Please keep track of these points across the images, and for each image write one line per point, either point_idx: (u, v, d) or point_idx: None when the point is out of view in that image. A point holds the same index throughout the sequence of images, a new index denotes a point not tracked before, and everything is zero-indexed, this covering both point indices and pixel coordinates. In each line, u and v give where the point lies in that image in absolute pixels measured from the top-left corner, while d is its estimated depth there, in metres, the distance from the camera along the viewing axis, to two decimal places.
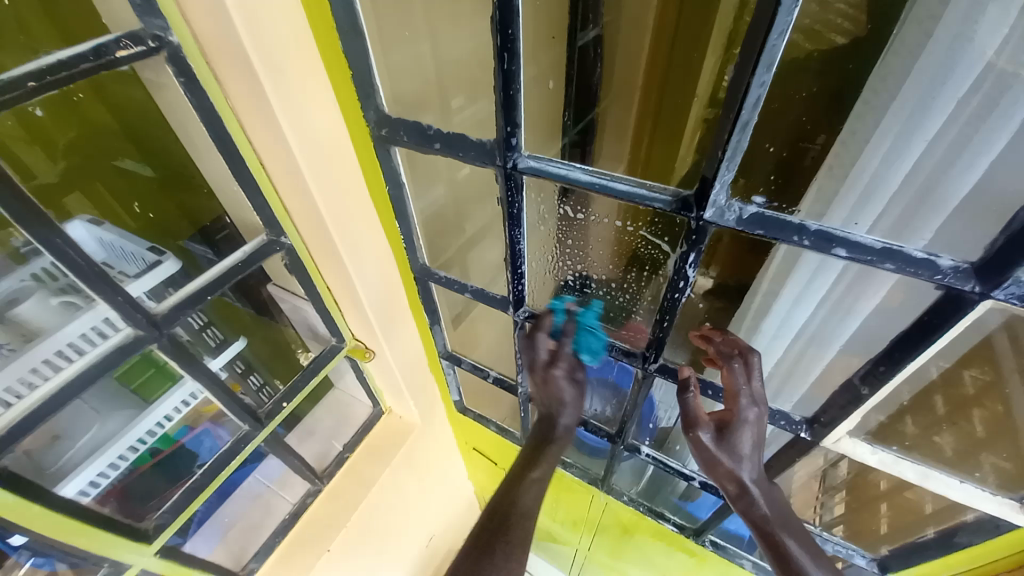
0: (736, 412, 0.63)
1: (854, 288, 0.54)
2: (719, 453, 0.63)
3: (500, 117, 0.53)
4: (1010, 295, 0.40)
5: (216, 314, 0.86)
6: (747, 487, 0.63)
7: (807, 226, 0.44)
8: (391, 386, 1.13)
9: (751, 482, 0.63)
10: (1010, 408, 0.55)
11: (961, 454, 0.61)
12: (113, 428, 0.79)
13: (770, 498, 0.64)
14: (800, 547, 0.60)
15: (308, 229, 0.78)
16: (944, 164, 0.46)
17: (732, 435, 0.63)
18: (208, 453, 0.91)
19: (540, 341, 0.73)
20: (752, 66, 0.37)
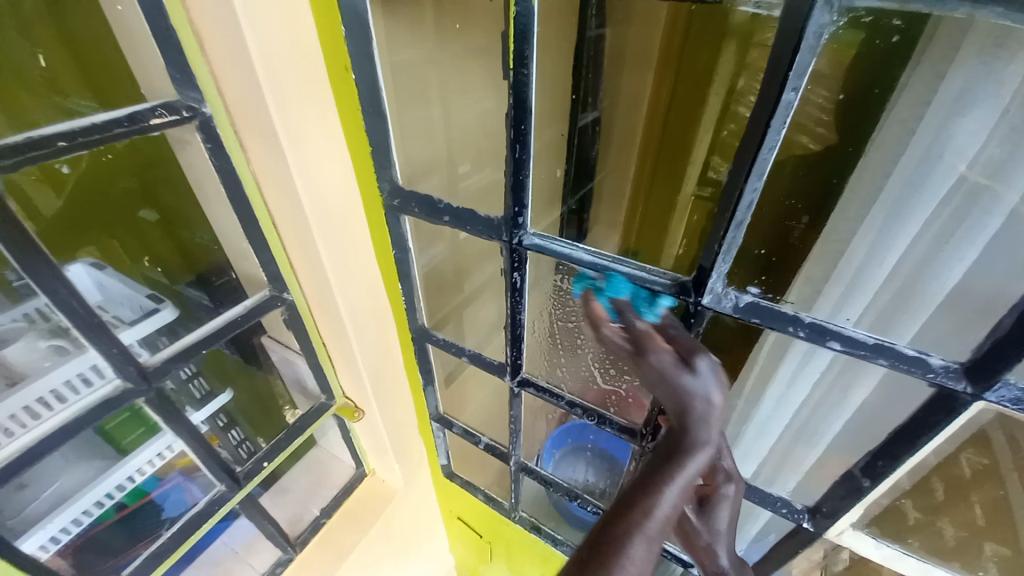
0: (717, 489, 0.57)
1: (847, 376, 0.53)
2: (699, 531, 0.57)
3: (508, 196, 0.55)
4: (1001, 398, 0.40)
5: (206, 365, 0.86)
6: (725, 569, 0.56)
7: (800, 317, 0.45)
8: (377, 446, 1.09)
9: (729, 563, 0.56)
10: (1008, 499, 0.52)
11: (962, 542, 0.57)
12: (82, 479, 0.75)
13: None
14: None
15: (308, 284, 0.79)
16: (926, 262, 0.48)
17: (711, 509, 0.57)
18: (175, 510, 0.85)
19: (613, 331, 0.56)
20: (745, 172, 0.40)
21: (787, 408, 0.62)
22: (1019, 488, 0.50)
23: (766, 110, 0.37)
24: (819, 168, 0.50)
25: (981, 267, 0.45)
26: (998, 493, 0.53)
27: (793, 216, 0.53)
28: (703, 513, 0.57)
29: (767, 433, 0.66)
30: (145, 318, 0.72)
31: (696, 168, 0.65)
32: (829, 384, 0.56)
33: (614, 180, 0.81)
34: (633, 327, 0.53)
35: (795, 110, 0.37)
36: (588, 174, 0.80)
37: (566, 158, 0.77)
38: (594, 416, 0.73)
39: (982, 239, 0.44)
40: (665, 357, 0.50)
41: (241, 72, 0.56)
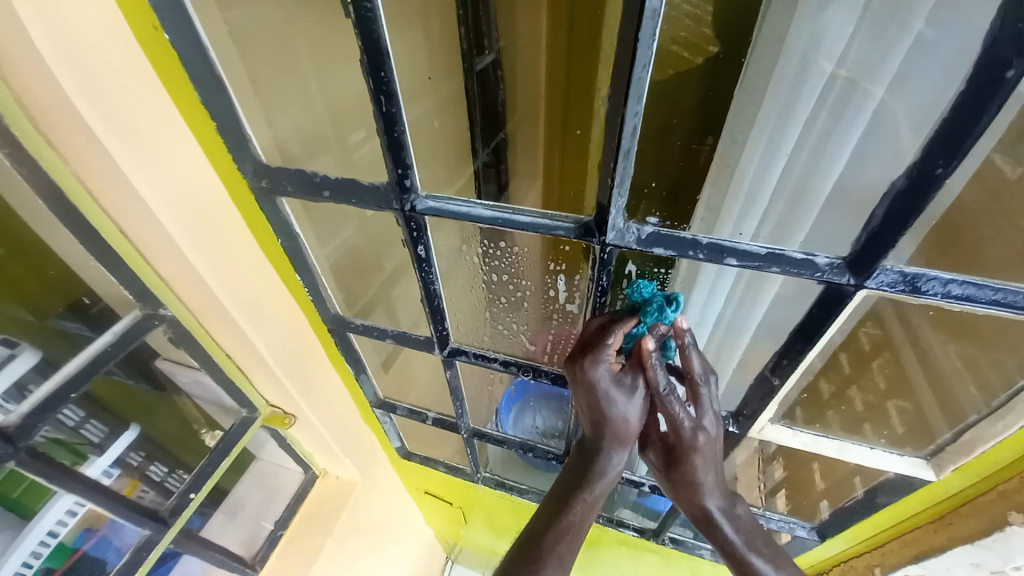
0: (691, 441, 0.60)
1: (753, 285, 0.56)
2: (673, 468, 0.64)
3: (388, 160, 0.49)
4: (882, 283, 0.42)
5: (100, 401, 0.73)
6: (712, 514, 0.62)
7: (699, 240, 0.44)
8: (322, 446, 1.03)
9: (714, 508, 0.62)
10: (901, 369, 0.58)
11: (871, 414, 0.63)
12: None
13: (736, 521, 0.63)
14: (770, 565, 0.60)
15: (189, 294, 0.68)
16: (812, 163, 0.50)
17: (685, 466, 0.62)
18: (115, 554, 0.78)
19: (612, 346, 0.56)
20: (623, 98, 0.38)
21: (703, 325, 0.65)
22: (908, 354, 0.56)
23: (632, 24, 0.34)
24: (704, 87, 0.52)
25: (855, 160, 0.47)
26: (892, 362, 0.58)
27: (698, 141, 0.54)
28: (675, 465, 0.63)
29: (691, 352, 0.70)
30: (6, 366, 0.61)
31: (591, 102, 0.62)
32: (740, 294, 0.59)
33: (526, 129, 0.81)
34: (608, 373, 0.58)
35: (662, 19, 0.34)
36: (498, 125, 0.79)
37: (468, 109, 0.76)
38: (529, 370, 0.72)
39: (857, 132, 0.46)
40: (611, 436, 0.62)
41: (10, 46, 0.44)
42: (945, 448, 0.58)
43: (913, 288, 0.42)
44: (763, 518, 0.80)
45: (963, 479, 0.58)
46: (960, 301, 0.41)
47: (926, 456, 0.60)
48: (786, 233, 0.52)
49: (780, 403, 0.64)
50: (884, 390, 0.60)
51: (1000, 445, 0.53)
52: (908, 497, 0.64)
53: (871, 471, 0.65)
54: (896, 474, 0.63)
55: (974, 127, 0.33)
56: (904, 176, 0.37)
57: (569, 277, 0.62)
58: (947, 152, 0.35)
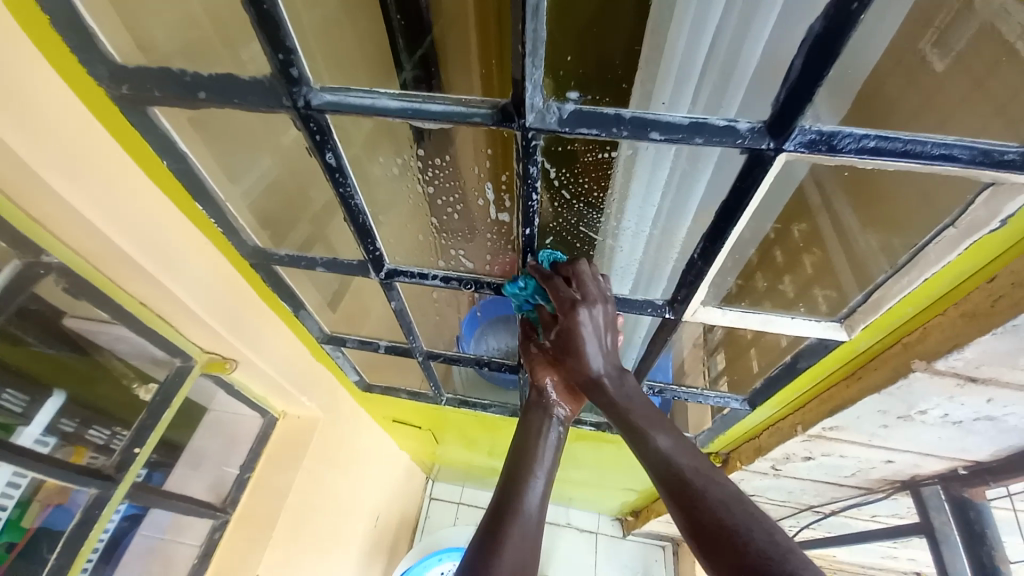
0: (575, 318, 0.61)
1: (686, 178, 0.53)
2: (566, 355, 0.66)
3: (265, 43, 0.40)
4: (798, 144, 0.41)
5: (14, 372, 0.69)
6: (601, 377, 0.64)
7: (621, 115, 0.41)
8: (274, 387, 1.01)
9: (602, 370, 0.64)
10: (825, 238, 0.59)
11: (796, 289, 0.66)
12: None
13: (625, 389, 0.63)
14: (666, 436, 0.56)
15: (76, 237, 0.59)
16: (739, 35, 0.46)
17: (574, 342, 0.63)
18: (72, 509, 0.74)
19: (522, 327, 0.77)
20: None
21: (644, 220, 0.61)
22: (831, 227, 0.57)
23: None
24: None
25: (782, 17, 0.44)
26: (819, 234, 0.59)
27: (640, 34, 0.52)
28: (567, 346, 0.65)
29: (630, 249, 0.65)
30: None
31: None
32: (676, 187, 0.55)
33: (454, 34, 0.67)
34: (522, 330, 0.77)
35: None
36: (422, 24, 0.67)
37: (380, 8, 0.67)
38: (471, 283, 0.70)
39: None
40: (542, 380, 0.79)
41: None
42: (857, 310, 0.62)
43: (828, 147, 0.41)
44: (702, 396, 0.85)
45: (871, 336, 0.63)
46: (871, 157, 0.42)
47: (841, 318, 0.64)
48: (718, 104, 0.47)
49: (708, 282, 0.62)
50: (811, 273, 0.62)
51: (903, 302, 0.57)
52: (826, 358, 0.69)
53: (793, 341, 0.70)
54: (813, 342, 0.67)
55: None
56: (820, 18, 0.33)
57: (495, 180, 0.57)
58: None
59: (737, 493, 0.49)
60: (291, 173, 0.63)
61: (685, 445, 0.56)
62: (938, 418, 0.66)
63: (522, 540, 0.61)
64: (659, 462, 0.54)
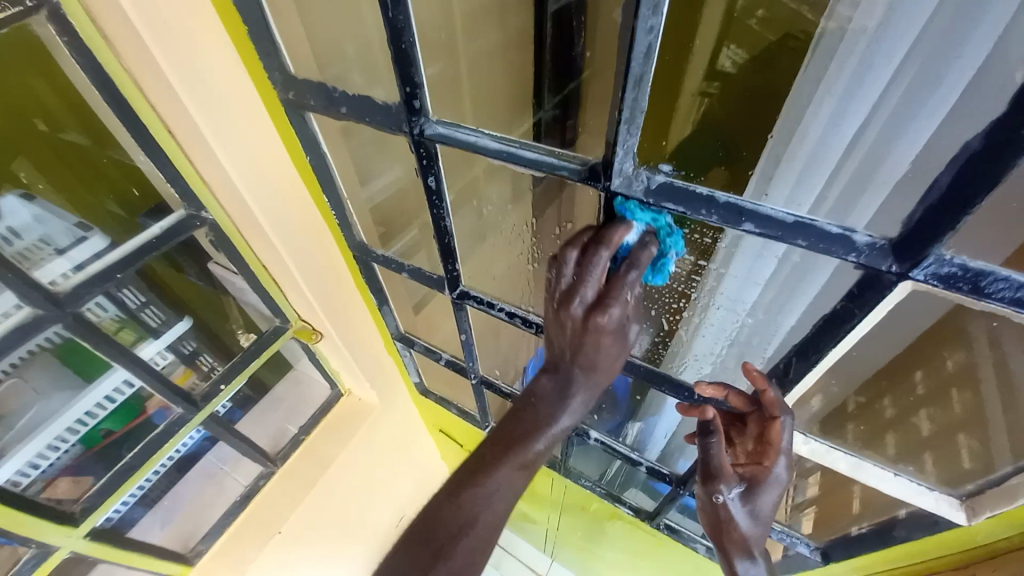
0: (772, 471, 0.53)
1: (788, 284, 0.49)
2: (737, 524, 0.54)
3: (397, 75, 0.46)
4: (929, 276, 0.34)
5: (159, 292, 0.82)
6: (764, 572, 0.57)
7: (715, 198, 0.38)
8: (346, 367, 1.10)
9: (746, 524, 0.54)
10: (974, 397, 0.47)
11: (920, 449, 0.53)
12: (53, 408, 0.77)
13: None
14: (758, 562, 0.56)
15: (230, 202, 0.71)
16: (886, 139, 0.39)
17: (757, 496, 0.53)
18: (160, 420, 0.88)
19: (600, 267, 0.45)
20: (634, 7, 0.31)
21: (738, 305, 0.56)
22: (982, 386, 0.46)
23: None
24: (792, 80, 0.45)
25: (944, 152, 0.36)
26: (964, 391, 0.47)
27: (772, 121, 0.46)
28: (751, 516, 0.54)
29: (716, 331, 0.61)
30: (79, 246, 0.67)
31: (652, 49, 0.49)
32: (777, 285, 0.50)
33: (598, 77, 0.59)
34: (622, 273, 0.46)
35: None
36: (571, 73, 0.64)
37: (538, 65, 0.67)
38: (535, 325, 0.69)
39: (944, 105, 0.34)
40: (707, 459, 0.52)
41: None
42: (984, 491, 0.49)
43: (973, 287, 0.33)
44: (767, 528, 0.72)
45: (995, 529, 0.50)
46: None
47: (961, 496, 0.51)
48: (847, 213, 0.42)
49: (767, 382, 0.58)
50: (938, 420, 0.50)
51: None
52: (932, 537, 0.55)
53: (891, 498, 0.57)
54: (919, 508, 0.54)
55: None
56: (982, 135, 0.28)
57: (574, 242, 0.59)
58: None
59: None
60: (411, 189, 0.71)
61: None
62: None
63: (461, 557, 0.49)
64: None
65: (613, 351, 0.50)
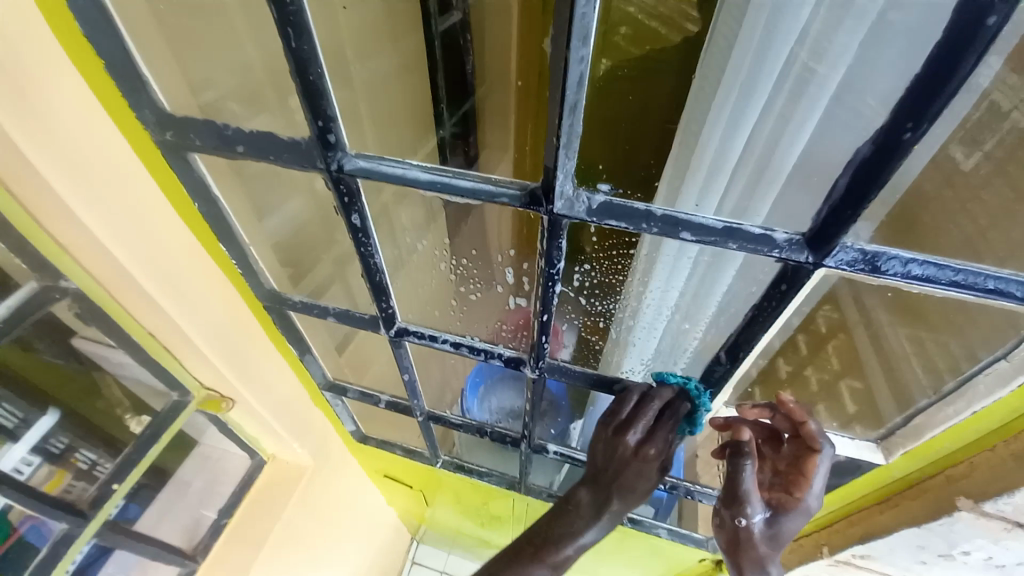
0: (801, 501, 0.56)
1: (709, 276, 0.52)
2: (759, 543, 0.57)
3: (305, 109, 0.41)
4: (840, 262, 0.39)
5: (17, 385, 0.68)
6: None
7: (652, 212, 0.40)
8: (268, 431, 0.98)
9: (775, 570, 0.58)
10: (874, 354, 0.55)
11: (840, 408, 0.60)
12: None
13: None
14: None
15: (96, 266, 0.58)
16: (771, 144, 0.44)
17: (785, 520, 0.56)
18: (40, 541, 0.70)
19: (631, 403, 0.61)
20: (565, 36, 0.31)
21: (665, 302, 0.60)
22: (878, 345, 0.54)
23: None
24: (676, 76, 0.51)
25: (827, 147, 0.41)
26: (865, 351, 0.55)
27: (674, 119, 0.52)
28: (772, 538, 0.57)
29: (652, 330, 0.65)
30: None
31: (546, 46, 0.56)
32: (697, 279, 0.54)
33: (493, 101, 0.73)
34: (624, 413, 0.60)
35: None
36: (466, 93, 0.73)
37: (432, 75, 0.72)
38: (482, 351, 0.67)
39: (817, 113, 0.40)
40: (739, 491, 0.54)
41: None
42: (894, 433, 0.57)
43: (872, 268, 0.39)
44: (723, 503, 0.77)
45: (909, 464, 0.58)
46: (921, 283, 0.39)
47: (876, 439, 0.60)
48: (748, 204, 0.46)
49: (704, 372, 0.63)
50: (850, 379, 0.58)
51: (947, 435, 0.53)
52: (857, 480, 0.64)
53: None
54: (846, 458, 0.62)
55: (948, 86, 0.29)
56: (870, 142, 0.33)
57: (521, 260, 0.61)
58: (921, 114, 0.31)
59: None
60: (318, 214, 0.67)
61: None
62: (980, 559, 0.60)
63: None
64: None
65: (653, 467, 0.61)
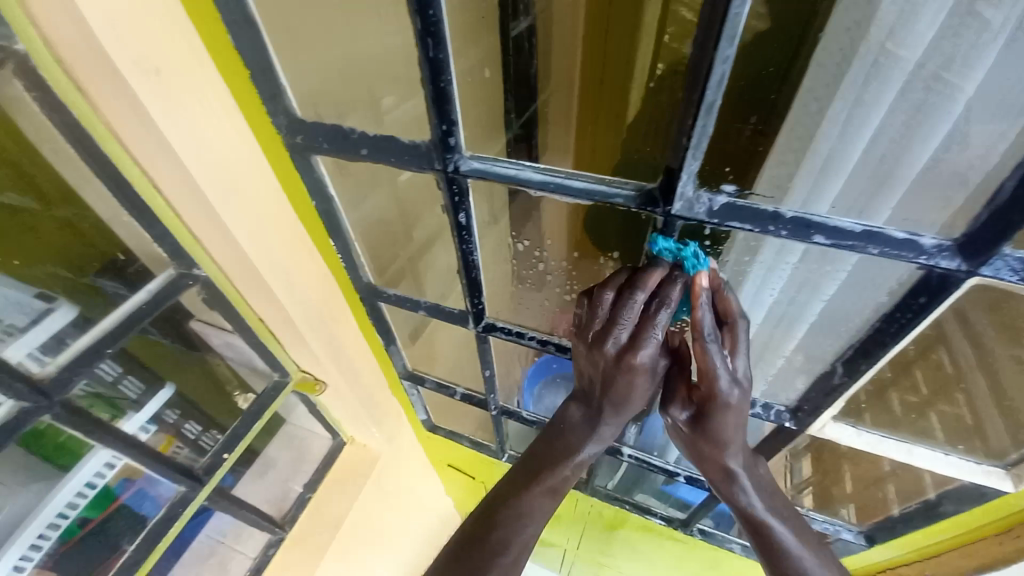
0: (715, 396, 0.49)
1: (809, 279, 0.51)
2: (699, 440, 0.55)
3: (432, 114, 0.44)
4: (999, 270, 0.37)
5: (140, 359, 0.71)
6: (737, 476, 0.57)
7: (781, 214, 0.39)
8: (350, 414, 1.04)
9: (738, 466, 0.56)
10: None
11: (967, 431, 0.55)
12: (13, 514, 0.63)
13: (766, 491, 0.58)
14: (788, 529, 0.57)
15: (224, 255, 0.65)
16: (899, 143, 0.39)
17: (714, 420, 0.52)
18: (148, 505, 0.78)
19: (609, 301, 0.50)
20: (713, 38, 0.31)
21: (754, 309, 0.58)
22: None
23: None
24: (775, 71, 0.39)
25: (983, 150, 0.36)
26: None
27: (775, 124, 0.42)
28: (709, 436, 0.54)
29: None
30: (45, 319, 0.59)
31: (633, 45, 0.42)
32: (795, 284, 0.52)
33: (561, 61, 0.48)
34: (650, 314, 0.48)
35: None
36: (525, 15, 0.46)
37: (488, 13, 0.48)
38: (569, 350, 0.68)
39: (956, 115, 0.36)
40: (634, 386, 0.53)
41: None
42: None
43: None
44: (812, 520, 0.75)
45: None
46: None
47: (1005, 465, 0.54)
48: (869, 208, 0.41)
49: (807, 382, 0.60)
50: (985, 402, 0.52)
51: None
52: (979, 508, 0.59)
53: (938, 477, 0.59)
54: (969, 483, 0.57)
55: None
56: None
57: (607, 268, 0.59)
58: None
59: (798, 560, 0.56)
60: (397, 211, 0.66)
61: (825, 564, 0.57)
62: None
63: (530, 528, 0.62)
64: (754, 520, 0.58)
65: (645, 386, 0.53)
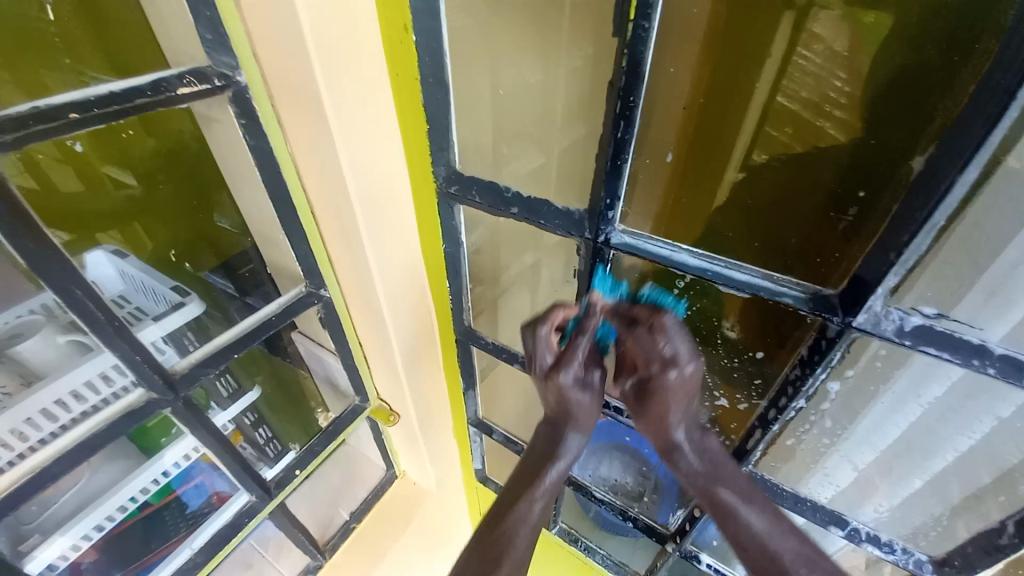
0: (661, 380, 0.47)
1: (965, 417, 0.46)
2: (640, 413, 0.51)
3: (599, 186, 0.47)
4: None
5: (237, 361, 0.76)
6: (709, 466, 0.50)
7: (989, 349, 0.37)
8: (411, 448, 1.03)
9: (682, 437, 0.50)
10: None
11: None
12: (101, 483, 0.67)
13: (770, 507, 0.49)
14: (763, 515, 0.48)
15: (349, 278, 0.70)
16: None
17: (653, 401, 0.49)
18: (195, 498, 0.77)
19: (547, 337, 0.53)
20: (960, 162, 0.32)
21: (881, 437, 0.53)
22: None
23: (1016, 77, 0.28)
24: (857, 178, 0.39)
25: None
26: None
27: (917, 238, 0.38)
28: (654, 416, 0.50)
29: (852, 461, 0.56)
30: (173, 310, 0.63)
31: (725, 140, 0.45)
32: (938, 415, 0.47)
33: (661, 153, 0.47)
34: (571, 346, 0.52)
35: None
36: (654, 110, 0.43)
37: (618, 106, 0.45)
38: None
39: None
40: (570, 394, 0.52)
41: (279, 27, 0.46)
42: None
43: None
44: None
45: None
46: None
47: None
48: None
49: (956, 528, 0.52)
50: None
51: None
52: None
53: None
54: None
55: None
56: None
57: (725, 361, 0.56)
58: None
59: (806, 555, 0.46)
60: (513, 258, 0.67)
61: (783, 522, 0.48)
62: None
63: (527, 540, 0.52)
64: (751, 541, 0.47)
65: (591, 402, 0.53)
